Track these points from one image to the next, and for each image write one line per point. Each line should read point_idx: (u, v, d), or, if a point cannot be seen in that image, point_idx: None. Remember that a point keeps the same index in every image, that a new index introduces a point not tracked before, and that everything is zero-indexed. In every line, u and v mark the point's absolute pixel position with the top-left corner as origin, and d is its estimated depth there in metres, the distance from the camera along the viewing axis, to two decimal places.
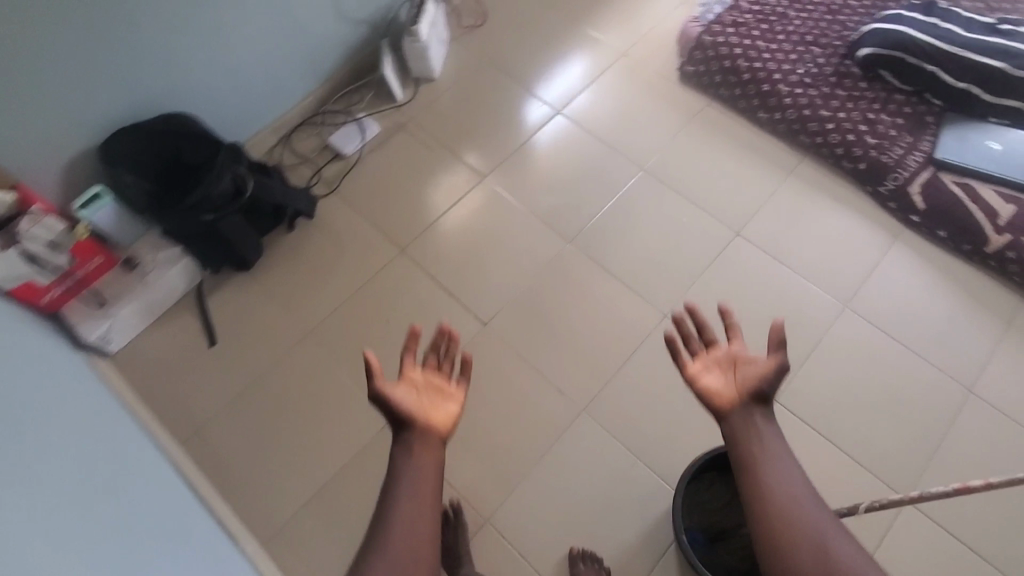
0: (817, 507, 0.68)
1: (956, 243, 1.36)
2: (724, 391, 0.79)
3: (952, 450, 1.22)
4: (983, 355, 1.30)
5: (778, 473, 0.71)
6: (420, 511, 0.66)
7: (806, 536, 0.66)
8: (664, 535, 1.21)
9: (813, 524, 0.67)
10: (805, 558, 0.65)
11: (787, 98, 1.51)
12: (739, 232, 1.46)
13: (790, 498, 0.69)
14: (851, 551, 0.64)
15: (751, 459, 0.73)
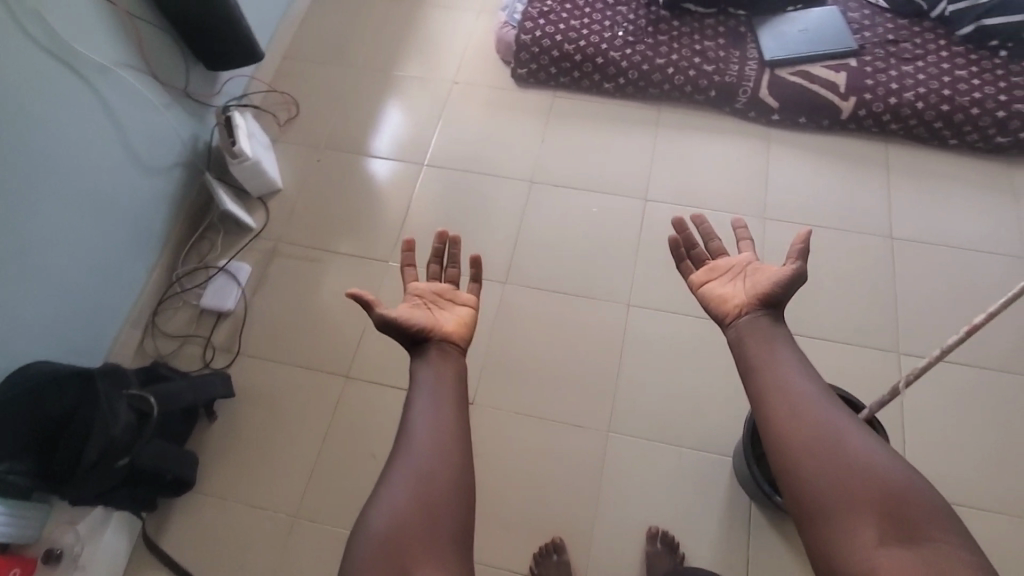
0: (840, 419, 0.73)
1: (817, 122, 1.51)
2: (725, 287, 0.86)
3: (908, 293, 1.35)
4: (885, 204, 1.45)
5: (801, 389, 0.76)
6: (447, 455, 0.74)
7: (826, 448, 0.70)
8: (741, 501, 1.22)
9: (831, 430, 0.71)
10: (820, 465, 0.70)
11: (623, 61, 1.56)
12: (648, 198, 1.50)
13: (810, 409, 0.74)
14: (872, 456, 0.69)
15: (765, 372, 0.78)
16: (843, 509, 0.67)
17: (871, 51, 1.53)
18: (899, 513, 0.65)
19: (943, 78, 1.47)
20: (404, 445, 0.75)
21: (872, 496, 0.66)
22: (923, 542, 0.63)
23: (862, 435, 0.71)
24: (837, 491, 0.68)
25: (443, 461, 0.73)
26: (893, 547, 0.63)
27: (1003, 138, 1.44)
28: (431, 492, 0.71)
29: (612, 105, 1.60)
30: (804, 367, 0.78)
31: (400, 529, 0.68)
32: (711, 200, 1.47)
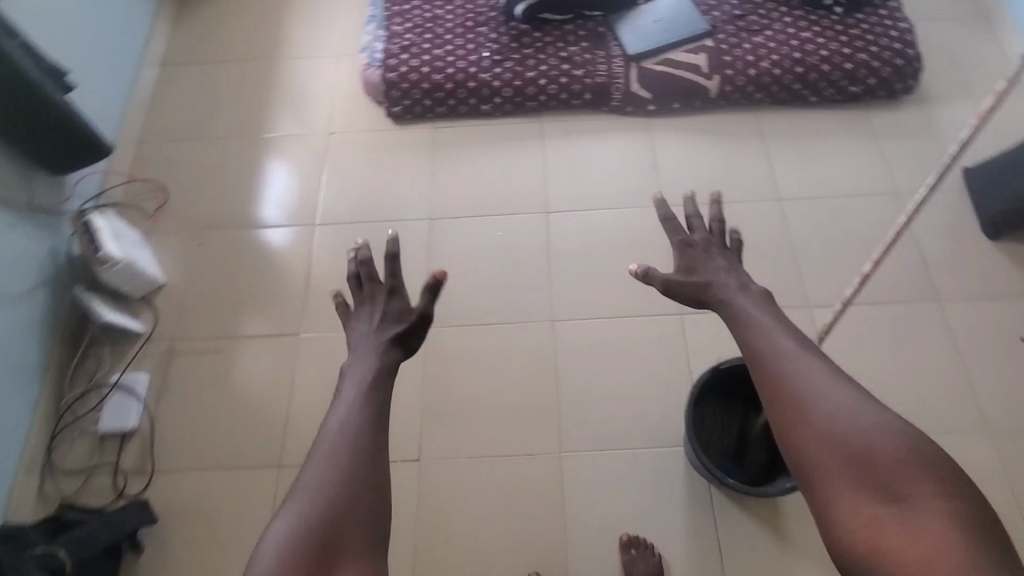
0: (822, 384, 0.72)
1: (688, 105, 1.57)
2: (700, 272, 0.85)
3: (806, 248, 1.42)
4: (767, 169, 1.52)
5: (783, 353, 0.75)
6: (357, 462, 0.74)
7: (812, 419, 0.70)
8: (700, 487, 1.23)
9: (815, 397, 0.71)
10: (806, 434, 0.70)
11: (497, 81, 1.55)
12: (549, 210, 1.50)
13: (794, 376, 0.73)
14: (852, 420, 0.68)
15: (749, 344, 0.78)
16: (830, 479, 0.67)
17: (723, 28, 1.60)
18: (879, 478, 0.65)
19: (793, 42, 1.56)
20: (320, 443, 0.75)
21: (854, 464, 0.66)
22: (901, 505, 0.63)
23: (849, 399, 0.70)
24: (824, 460, 0.68)
25: (353, 467, 0.73)
26: (876, 514, 0.64)
27: (856, 88, 1.54)
28: (337, 501, 0.71)
29: (494, 125, 1.59)
30: (785, 332, 0.78)
31: (301, 537, 0.68)
32: (608, 200, 1.50)
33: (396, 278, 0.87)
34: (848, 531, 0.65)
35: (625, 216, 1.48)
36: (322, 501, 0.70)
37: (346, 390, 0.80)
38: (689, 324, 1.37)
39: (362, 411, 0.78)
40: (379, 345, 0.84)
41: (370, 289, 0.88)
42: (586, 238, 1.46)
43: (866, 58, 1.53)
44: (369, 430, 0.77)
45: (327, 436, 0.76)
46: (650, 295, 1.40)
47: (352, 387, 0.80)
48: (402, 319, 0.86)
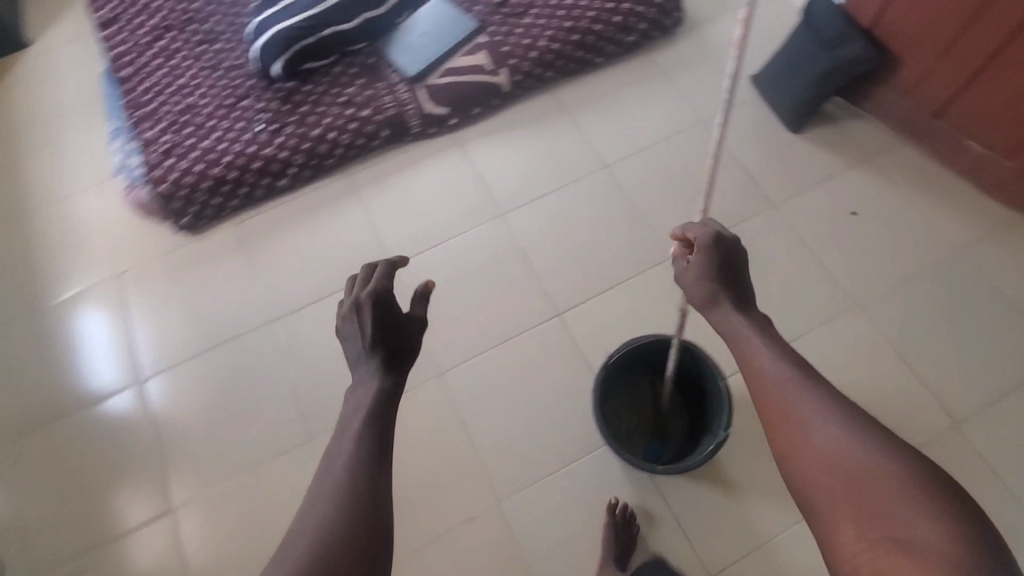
0: (810, 408, 0.74)
1: (487, 106, 1.52)
2: (691, 286, 0.88)
3: (647, 205, 1.43)
4: (583, 142, 1.51)
5: (774, 376, 0.78)
6: (355, 513, 0.64)
7: (805, 443, 0.72)
8: (640, 476, 1.22)
9: (806, 422, 0.73)
10: (807, 458, 0.71)
11: (284, 150, 1.43)
12: (393, 263, 1.40)
13: (786, 401, 0.75)
14: (840, 443, 0.69)
15: (746, 367, 0.81)
16: (827, 505, 0.68)
17: (490, 20, 1.55)
18: (872, 503, 0.64)
19: (559, 12, 1.55)
20: (316, 495, 0.66)
21: (848, 488, 0.67)
22: (898, 529, 0.62)
23: (837, 422, 0.71)
24: (819, 484, 0.69)
25: (353, 522, 0.63)
26: (876, 542, 0.62)
27: (632, 37, 1.56)
28: (334, 562, 0.60)
29: (300, 195, 1.46)
30: (774, 352, 0.80)
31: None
32: (447, 230, 1.43)
33: (389, 300, 0.78)
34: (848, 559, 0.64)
35: (469, 238, 1.42)
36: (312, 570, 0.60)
37: (349, 427, 0.72)
38: (572, 321, 1.34)
39: (366, 446, 0.69)
40: (373, 374, 0.75)
41: (372, 305, 0.77)
42: (440, 276, 1.39)
43: (629, 6, 1.55)
44: (370, 473, 0.67)
45: (319, 495, 0.66)
46: (524, 308, 1.35)
47: (351, 429, 0.71)
48: (397, 340, 0.77)
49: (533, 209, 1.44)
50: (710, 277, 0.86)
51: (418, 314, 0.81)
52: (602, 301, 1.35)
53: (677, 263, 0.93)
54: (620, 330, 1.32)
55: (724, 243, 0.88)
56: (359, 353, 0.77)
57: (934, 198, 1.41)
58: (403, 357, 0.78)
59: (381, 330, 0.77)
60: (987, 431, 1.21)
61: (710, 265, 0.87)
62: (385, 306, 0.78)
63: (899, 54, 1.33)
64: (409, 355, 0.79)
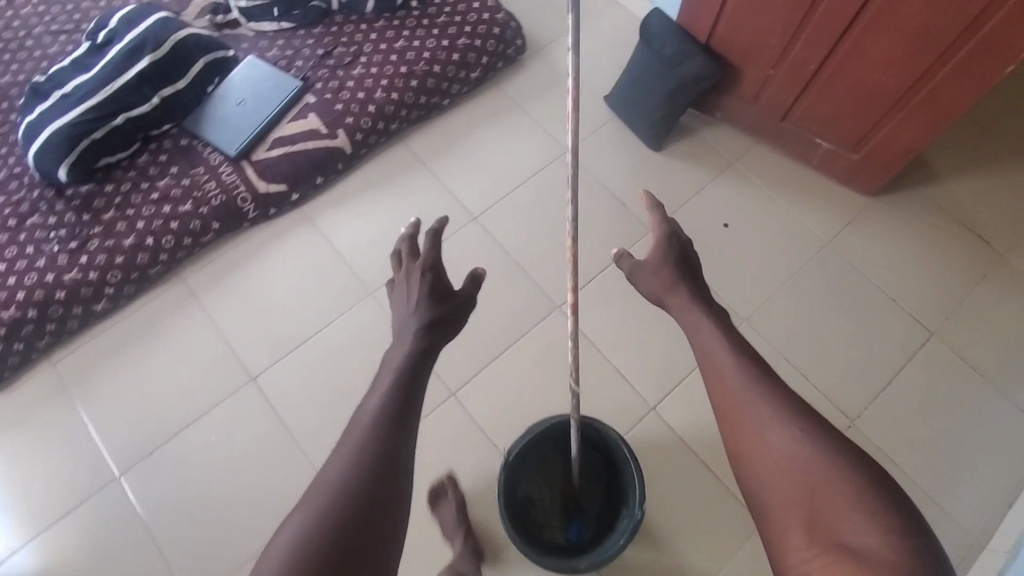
0: (763, 409, 0.79)
1: (332, 173, 1.36)
2: (650, 275, 0.97)
3: (522, 253, 1.35)
4: (445, 194, 1.39)
5: (729, 377, 0.83)
6: (383, 445, 0.71)
7: (760, 447, 0.77)
8: None
9: (760, 425, 0.78)
10: (762, 463, 0.76)
11: (92, 270, 1.21)
12: (254, 374, 1.22)
13: (740, 404, 0.81)
14: (791, 450, 0.75)
15: (704, 369, 0.87)
16: (782, 509, 0.73)
17: (317, 76, 1.39)
18: (823, 509, 0.70)
19: (392, 57, 1.41)
20: (352, 427, 0.73)
21: (801, 491, 0.72)
22: (841, 533, 0.67)
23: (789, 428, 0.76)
24: (773, 488, 0.75)
25: (382, 444, 0.71)
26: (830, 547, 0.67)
27: (475, 72, 1.45)
28: (361, 478, 0.68)
29: (125, 316, 1.24)
30: (730, 353, 0.85)
31: (313, 538, 0.63)
32: (311, 323, 1.27)
33: (440, 270, 0.88)
34: (800, 561, 0.69)
35: (337, 328, 1.27)
36: (336, 494, 0.66)
37: (382, 380, 0.79)
38: (469, 397, 1.23)
39: (397, 398, 0.76)
40: (415, 333, 0.84)
41: (423, 277, 0.88)
42: (310, 380, 1.22)
43: (466, 40, 1.43)
44: (401, 411, 0.75)
45: (349, 436, 0.73)
46: None
47: (383, 385, 0.78)
48: (442, 307, 0.86)
49: None
50: (669, 266, 0.96)
51: (457, 294, 0.89)
52: (496, 369, 1.25)
53: (626, 258, 0.99)
54: (520, 396, 1.23)
55: (680, 238, 0.97)
56: (407, 318, 0.86)
57: (796, 195, 1.42)
58: (446, 326, 0.87)
59: (429, 301, 0.86)
60: (882, 425, 1.23)
61: (666, 257, 0.96)
62: (434, 275, 0.87)
63: (738, 63, 1.31)
64: (449, 326, 0.87)
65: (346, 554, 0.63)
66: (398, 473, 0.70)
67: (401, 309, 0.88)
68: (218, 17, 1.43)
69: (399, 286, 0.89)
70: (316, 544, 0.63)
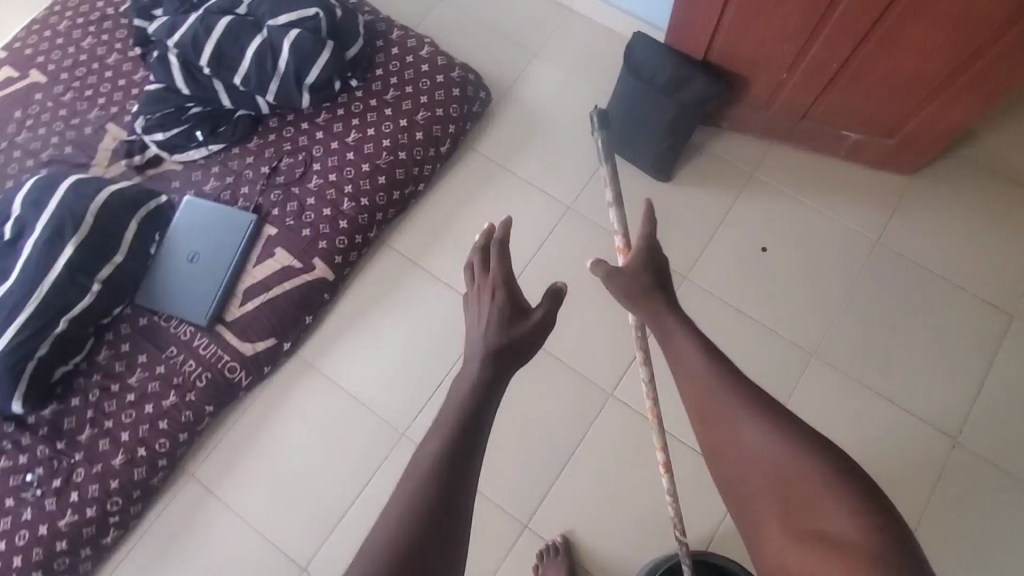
0: (734, 394, 0.57)
1: (319, 309, 1.17)
2: (628, 289, 0.65)
3: (556, 341, 1.19)
4: (451, 294, 1.23)
5: (699, 373, 0.59)
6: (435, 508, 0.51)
7: (748, 465, 0.54)
8: None
9: (749, 443, 0.55)
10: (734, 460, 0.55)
11: (86, 506, 1.04)
12: (305, 563, 1.08)
13: (713, 405, 0.57)
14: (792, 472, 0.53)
15: (672, 372, 0.62)
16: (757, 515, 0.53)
17: (270, 201, 1.19)
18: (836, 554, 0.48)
19: (349, 154, 1.21)
20: (404, 476, 0.54)
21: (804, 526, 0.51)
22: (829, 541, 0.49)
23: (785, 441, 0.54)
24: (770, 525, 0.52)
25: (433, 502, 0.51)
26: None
27: (446, 145, 1.26)
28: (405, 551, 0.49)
29: (139, 539, 1.09)
30: (704, 351, 0.60)
31: None
32: (347, 487, 1.11)
33: (514, 287, 0.65)
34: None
35: (379, 486, 1.11)
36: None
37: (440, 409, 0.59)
38: (544, 522, 1.10)
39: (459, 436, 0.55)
40: (482, 360, 0.61)
41: (501, 287, 0.64)
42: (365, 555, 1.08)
43: (426, 112, 1.24)
44: (463, 446, 0.55)
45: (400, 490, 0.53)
46: (484, 536, 1.10)
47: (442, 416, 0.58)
48: (516, 330, 0.63)
49: (434, 411, 1.16)
50: (643, 275, 0.66)
51: (541, 314, 0.65)
52: (562, 484, 1.12)
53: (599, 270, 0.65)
54: (596, 508, 1.11)
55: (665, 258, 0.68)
56: (478, 341, 0.62)
57: (825, 195, 1.29)
58: (518, 356, 0.63)
59: (507, 324, 0.63)
60: (985, 434, 1.13)
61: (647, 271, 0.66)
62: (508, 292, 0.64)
63: (743, 73, 1.17)
64: (525, 354, 0.64)
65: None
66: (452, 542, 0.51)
67: (473, 328, 0.64)
68: (135, 159, 1.23)
69: (470, 302, 0.66)
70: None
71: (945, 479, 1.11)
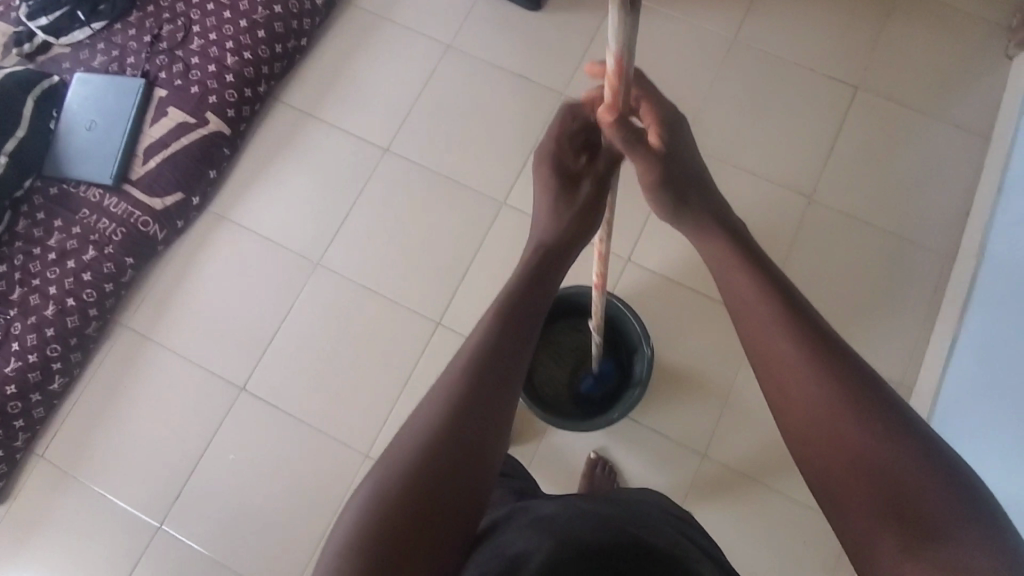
0: (779, 306, 0.59)
1: (223, 162, 1.25)
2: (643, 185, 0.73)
3: (449, 166, 1.29)
4: (347, 138, 1.31)
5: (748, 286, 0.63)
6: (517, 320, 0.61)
7: (788, 381, 0.55)
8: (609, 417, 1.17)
9: (807, 373, 0.54)
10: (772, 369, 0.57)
11: (28, 353, 1.13)
12: (242, 384, 1.20)
13: (758, 312, 0.60)
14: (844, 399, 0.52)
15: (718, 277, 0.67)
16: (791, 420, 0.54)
17: (156, 66, 1.26)
18: (905, 498, 0.47)
19: (226, 14, 1.27)
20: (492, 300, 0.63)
21: (861, 460, 0.49)
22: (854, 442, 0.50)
23: (839, 370, 0.53)
24: (822, 457, 0.51)
25: (513, 312, 0.61)
26: (920, 554, 0.45)
27: None
28: (497, 343, 0.58)
29: (87, 385, 1.20)
30: (761, 289, 0.62)
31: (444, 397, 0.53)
32: (272, 316, 1.22)
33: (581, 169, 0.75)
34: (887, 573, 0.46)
35: (301, 309, 1.22)
36: (483, 352, 0.57)
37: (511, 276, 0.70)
38: (454, 318, 1.21)
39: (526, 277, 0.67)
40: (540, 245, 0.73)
41: (564, 155, 0.75)
42: (298, 371, 1.20)
43: None
44: (535, 286, 0.67)
45: (494, 302, 0.63)
46: (402, 337, 1.20)
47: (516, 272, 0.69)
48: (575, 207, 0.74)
49: (345, 242, 1.25)
50: (671, 185, 0.71)
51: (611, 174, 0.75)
52: (469, 286, 1.22)
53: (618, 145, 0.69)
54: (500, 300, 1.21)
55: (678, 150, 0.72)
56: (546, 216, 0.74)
57: (685, 6, 1.38)
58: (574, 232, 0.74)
59: (567, 195, 0.74)
60: (833, 193, 1.29)
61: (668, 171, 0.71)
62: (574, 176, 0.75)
63: None
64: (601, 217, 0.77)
65: (489, 401, 0.54)
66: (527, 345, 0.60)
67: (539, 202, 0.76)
68: (26, 48, 1.27)
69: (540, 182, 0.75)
70: (463, 382, 0.54)
71: (803, 233, 1.27)
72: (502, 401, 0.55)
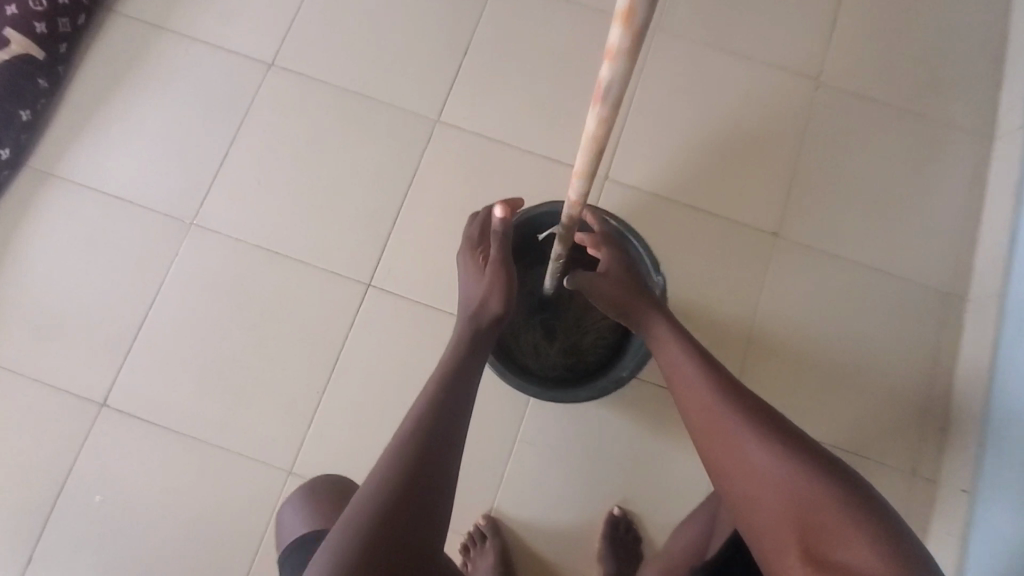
0: (684, 351, 0.66)
1: (40, 101, 0.92)
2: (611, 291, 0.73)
3: (356, 82, 0.98)
4: (214, 56, 0.97)
5: (662, 332, 0.69)
6: (450, 391, 0.63)
7: (713, 417, 0.60)
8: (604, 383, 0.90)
9: (720, 413, 0.59)
10: (700, 412, 0.61)
11: None
12: (100, 400, 0.86)
13: (677, 356, 0.66)
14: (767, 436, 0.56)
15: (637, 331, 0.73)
16: (717, 454, 0.58)
17: None
18: (810, 514, 0.51)
19: None
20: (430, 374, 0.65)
21: (769, 485, 0.54)
22: (764, 461, 0.55)
23: (753, 406, 0.59)
24: (742, 493, 0.56)
25: (448, 378, 0.64)
26: (826, 563, 0.49)
27: None
28: (430, 409, 0.60)
29: None
30: (683, 343, 0.67)
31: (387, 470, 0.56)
32: (135, 301, 0.89)
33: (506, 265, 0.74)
34: None
35: (174, 287, 0.89)
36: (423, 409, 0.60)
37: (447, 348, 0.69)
38: (385, 278, 0.90)
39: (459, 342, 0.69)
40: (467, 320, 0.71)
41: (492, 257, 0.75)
42: (179, 371, 0.87)
43: None
44: (473, 352, 0.68)
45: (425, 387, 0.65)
46: (318, 309, 0.89)
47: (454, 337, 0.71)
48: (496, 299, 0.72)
49: (226, 190, 0.92)
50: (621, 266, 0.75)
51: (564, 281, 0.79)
52: (401, 230, 0.92)
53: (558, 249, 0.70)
54: (447, 244, 0.91)
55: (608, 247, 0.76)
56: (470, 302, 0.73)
57: None
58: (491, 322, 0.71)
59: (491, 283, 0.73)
60: (843, 75, 1.04)
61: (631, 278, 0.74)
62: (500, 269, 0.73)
63: None
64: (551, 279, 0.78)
65: (424, 473, 0.56)
66: (462, 412, 0.62)
67: (468, 295, 0.74)
68: None
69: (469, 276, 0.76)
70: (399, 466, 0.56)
71: (813, 124, 1.01)
72: (444, 466, 0.57)
